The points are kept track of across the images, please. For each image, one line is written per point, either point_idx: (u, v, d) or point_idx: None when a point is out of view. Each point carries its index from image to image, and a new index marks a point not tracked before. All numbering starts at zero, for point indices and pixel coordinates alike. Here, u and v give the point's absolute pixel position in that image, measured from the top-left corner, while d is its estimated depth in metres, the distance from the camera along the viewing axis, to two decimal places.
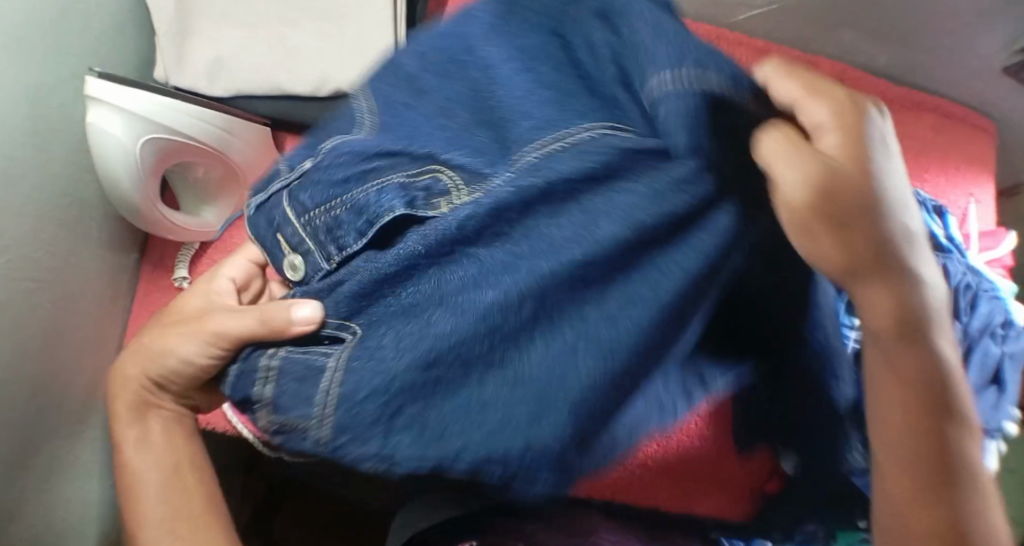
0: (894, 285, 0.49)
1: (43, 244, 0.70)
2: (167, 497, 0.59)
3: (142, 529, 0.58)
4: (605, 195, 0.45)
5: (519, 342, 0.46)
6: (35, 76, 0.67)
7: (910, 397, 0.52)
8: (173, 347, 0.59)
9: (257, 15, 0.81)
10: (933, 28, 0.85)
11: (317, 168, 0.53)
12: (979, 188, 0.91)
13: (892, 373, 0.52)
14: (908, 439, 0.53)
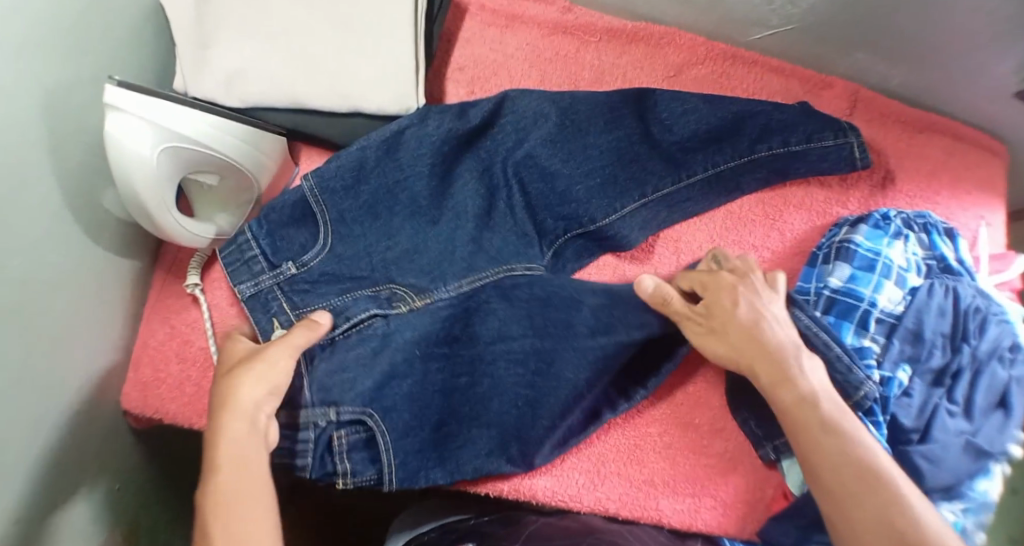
0: (789, 372, 0.71)
1: (57, 244, 0.70)
2: (246, 502, 0.64)
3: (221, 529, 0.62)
4: (555, 303, 0.80)
5: (486, 388, 0.80)
6: (54, 78, 0.67)
7: (825, 458, 0.67)
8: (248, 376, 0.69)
9: (277, 26, 0.82)
10: (946, 51, 0.85)
11: (297, 272, 0.79)
12: (989, 211, 0.92)
13: (809, 441, 0.68)
14: (840, 488, 0.66)
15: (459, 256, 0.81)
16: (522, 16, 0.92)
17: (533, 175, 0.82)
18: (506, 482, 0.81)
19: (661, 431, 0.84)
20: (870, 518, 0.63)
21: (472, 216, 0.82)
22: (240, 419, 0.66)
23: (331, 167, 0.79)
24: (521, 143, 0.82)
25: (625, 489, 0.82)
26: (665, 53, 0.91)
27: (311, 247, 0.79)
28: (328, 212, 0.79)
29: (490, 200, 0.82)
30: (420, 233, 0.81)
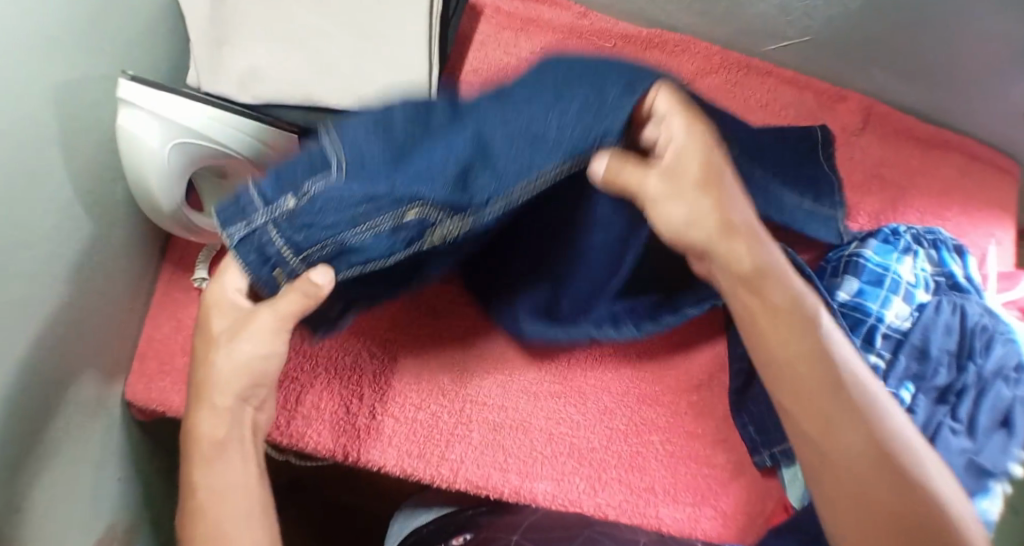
0: (756, 237, 0.65)
1: (67, 237, 0.71)
2: (231, 490, 0.64)
3: (210, 519, 0.63)
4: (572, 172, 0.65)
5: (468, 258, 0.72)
6: (69, 71, 0.68)
7: (796, 369, 0.64)
8: (226, 351, 0.65)
9: (294, 26, 0.82)
10: (961, 68, 0.85)
11: (297, 205, 0.61)
12: (999, 229, 0.91)
13: (791, 352, 0.64)
14: (848, 449, 0.62)
15: (478, 179, 0.60)
16: (538, 20, 0.92)
17: (551, 97, 0.61)
18: (506, 485, 0.82)
19: (664, 439, 0.84)
20: (887, 495, 0.59)
21: (498, 136, 0.60)
22: (215, 420, 0.65)
23: (350, 121, 0.63)
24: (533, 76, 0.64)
25: (625, 496, 0.82)
26: (680, 61, 0.91)
27: (322, 172, 0.61)
28: (343, 142, 0.61)
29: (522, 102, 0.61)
30: (429, 159, 0.60)
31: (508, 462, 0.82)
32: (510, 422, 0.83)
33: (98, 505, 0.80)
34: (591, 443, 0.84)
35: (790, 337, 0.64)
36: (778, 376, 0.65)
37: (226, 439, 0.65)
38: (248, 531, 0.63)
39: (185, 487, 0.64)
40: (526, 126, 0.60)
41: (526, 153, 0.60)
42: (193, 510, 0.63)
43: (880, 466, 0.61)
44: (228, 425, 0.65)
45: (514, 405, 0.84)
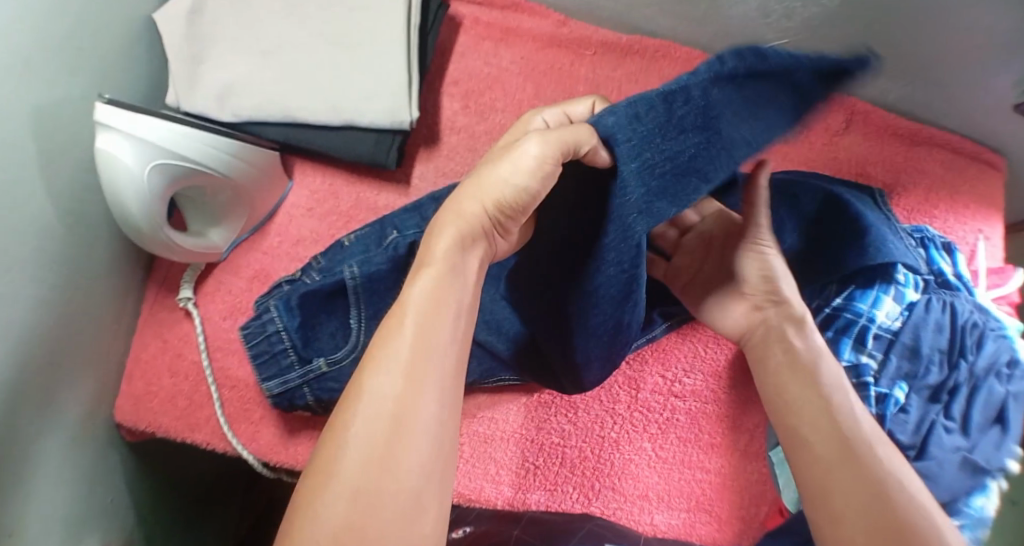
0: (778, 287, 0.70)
1: (47, 259, 0.70)
2: (417, 354, 0.53)
3: (386, 366, 0.52)
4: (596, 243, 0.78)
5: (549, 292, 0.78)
6: (44, 97, 0.67)
7: (794, 393, 0.67)
8: (496, 176, 0.58)
9: (271, 41, 0.82)
10: (941, 66, 0.84)
11: (328, 371, 0.78)
12: (988, 225, 0.91)
13: (784, 374, 0.68)
14: (815, 448, 0.63)
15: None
16: (517, 29, 0.92)
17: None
18: (499, 498, 0.82)
19: (656, 445, 0.83)
20: (858, 488, 0.60)
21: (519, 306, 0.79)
22: (444, 242, 0.57)
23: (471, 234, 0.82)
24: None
25: (619, 504, 0.82)
26: (660, 65, 0.91)
27: (342, 347, 0.79)
28: (363, 314, 0.79)
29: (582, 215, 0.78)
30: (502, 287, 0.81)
31: (500, 474, 0.83)
32: (501, 435, 0.84)
33: (88, 527, 0.79)
34: (583, 452, 0.83)
35: (788, 353, 0.68)
36: (783, 380, 0.68)
37: (433, 316, 0.54)
38: (438, 364, 0.53)
39: (375, 369, 0.52)
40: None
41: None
42: (376, 387, 0.52)
43: (845, 461, 0.61)
44: (424, 339, 0.53)
45: (502, 416, 0.84)
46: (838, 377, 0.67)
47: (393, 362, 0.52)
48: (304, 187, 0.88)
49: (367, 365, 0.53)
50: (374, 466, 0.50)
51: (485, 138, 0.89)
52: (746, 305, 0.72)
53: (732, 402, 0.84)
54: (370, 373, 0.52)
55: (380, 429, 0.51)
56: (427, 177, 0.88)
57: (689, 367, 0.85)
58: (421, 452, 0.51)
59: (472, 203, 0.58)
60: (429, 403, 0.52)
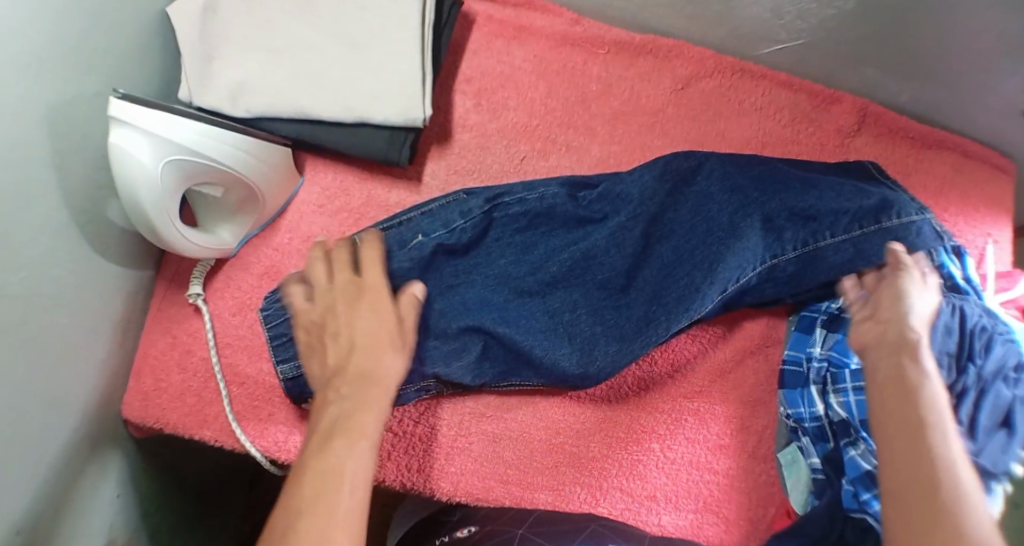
0: (909, 320, 0.70)
1: (60, 255, 0.70)
2: (342, 503, 0.56)
3: (303, 518, 0.55)
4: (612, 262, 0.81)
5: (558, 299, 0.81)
6: (57, 92, 0.67)
7: (903, 450, 0.62)
8: (359, 365, 0.66)
9: (284, 38, 0.81)
10: (954, 69, 0.84)
11: None
12: (997, 228, 0.90)
13: (898, 406, 0.65)
14: (899, 479, 0.61)
15: (576, 333, 0.81)
16: (530, 28, 0.91)
17: (619, 272, 0.81)
18: (508, 497, 0.81)
19: (664, 446, 0.83)
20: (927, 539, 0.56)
21: (535, 313, 0.81)
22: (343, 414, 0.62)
23: (517, 271, 0.81)
24: (582, 239, 0.82)
25: (626, 504, 0.82)
26: (673, 66, 0.91)
27: None
28: None
29: (602, 237, 0.81)
30: (529, 310, 0.81)
31: (507, 474, 0.82)
32: (509, 433, 0.83)
33: (96, 523, 0.79)
34: (590, 452, 0.83)
35: (904, 397, 0.66)
36: (890, 416, 0.65)
37: (344, 478, 0.57)
38: (346, 507, 0.56)
39: (288, 524, 0.55)
40: (605, 280, 0.81)
41: (602, 308, 0.81)
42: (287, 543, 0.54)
43: (928, 508, 0.58)
44: (354, 487, 0.57)
45: (512, 415, 0.84)
46: (946, 418, 0.64)
47: (310, 512, 0.55)
48: (315, 183, 0.87)
49: (280, 523, 0.55)
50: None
51: (497, 137, 0.89)
52: (881, 349, 0.70)
53: (741, 403, 0.85)
54: (280, 532, 0.54)
55: None
56: (439, 175, 0.88)
57: (699, 369, 0.85)
58: None
59: (360, 391, 0.64)
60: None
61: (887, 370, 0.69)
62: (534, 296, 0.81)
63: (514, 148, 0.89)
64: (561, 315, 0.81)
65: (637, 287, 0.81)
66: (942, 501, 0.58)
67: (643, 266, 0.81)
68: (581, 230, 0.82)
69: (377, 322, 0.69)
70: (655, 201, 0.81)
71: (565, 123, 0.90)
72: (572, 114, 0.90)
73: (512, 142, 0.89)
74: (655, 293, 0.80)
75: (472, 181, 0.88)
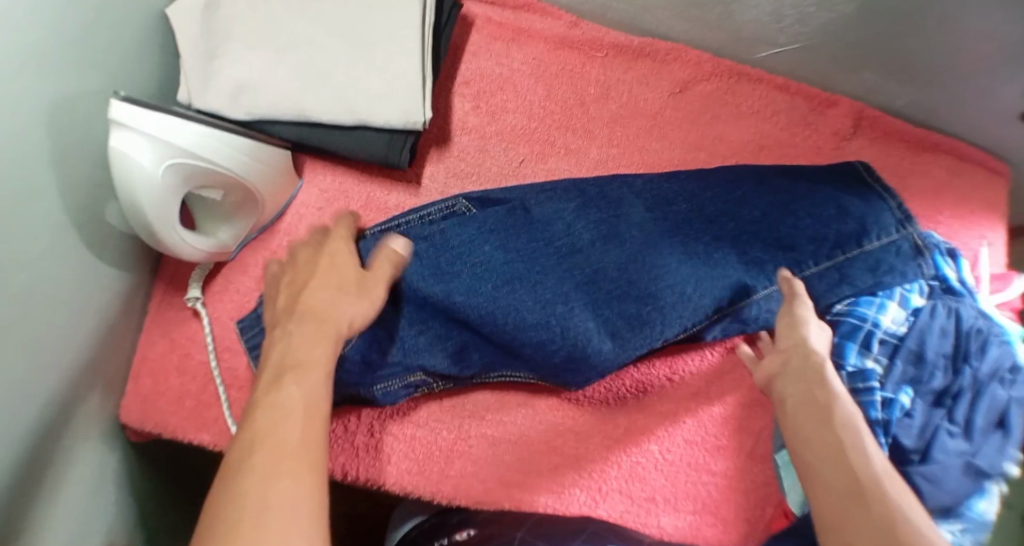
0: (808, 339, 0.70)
1: (58, 259, 0.70)
2: (300, 425, 0.57)
3: (262, 439, 0.55)
4: (613, 262, 0.78)
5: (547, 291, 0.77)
6: (56, 95, 0.67)
7: (824, 454, 0.61)
8: (314, 301, 0.67)
9: (286, 38, 0.81)
10: (951, 72, 0.84)
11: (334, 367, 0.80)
12: (992, 231, 0.90)
13: (805, 413, 0.65)
14: (826, 486, 0.60)
15: (569, 327, 0.76)
16: (529, 30, 0.92)
17: (614, 267, 0.78)
18: (508, 499, 0.81)
19: (664, 448, 0.84)
20: (862, 528, 0.56)
21: (522, 298, 0.77)
22: (297, 341, 0.63)
23: (502, 258, 0.79)
24: (565, 233, 0.80)
25: (626, 506, 0.82)
26: (671, 68, 0.91)
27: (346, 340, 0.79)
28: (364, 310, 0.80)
29: (587, 229, 0.79)
30: (513, 296, 0.77)
31: (508, 476, 0.82)
32: (510, 436, 0.84)
33: (95, 528, 0.78)
34: (590, 454, 0.83)
35: (805, 390, 0.67)
36: (794, 418, 0.66)
37: (299, 405, 0.58)
38: (300, 429, 0.56)
39: (244, 445, 0.55)
40: (593, 276, 0.78)
41: (595, 301, 0.78)
42: (245, 461, 0.54)
43: (848, 500, 0.58)
44: (308, 423, 0.57)
45: (512, 419, 0.84)
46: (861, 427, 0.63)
47: (275, 430, 0.56)
48: (314, 186, 0.88)
49: (237, 447, 0.55)
50: (289, 531, 0.50)
51: (496, 140, 0.89)
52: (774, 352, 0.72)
53: (740, 405, 0.85)
54: (236, 457, 0.55)
55: (257, 495, 0.52)
56: (438, 178, 0.88)
57: (698, 371, 0.85)
58: (302, 512, 0.52)
59: (313, 320, 0.65)
60: (319, 478, 0.55)
61: (784, 369, 0.70)
62: (513, 284, 0.78)
63: (512, 151, 0.89)
64: (555, 304, 0.77)
65: (628, 280, 0.77)
66: (869, 498, 0.57)
67: (636, 262, 0.78)
68: (565, 208, 0.81)
69: (331, 273, 0.70)
70: (649, 205, 0.80)
71: (564, 127, 0.90)
72: (571, 117, 0.90)
73: (510, 145, 0.89)
74: (648, 292, 0.77)
75: (471, 184, 0.88)
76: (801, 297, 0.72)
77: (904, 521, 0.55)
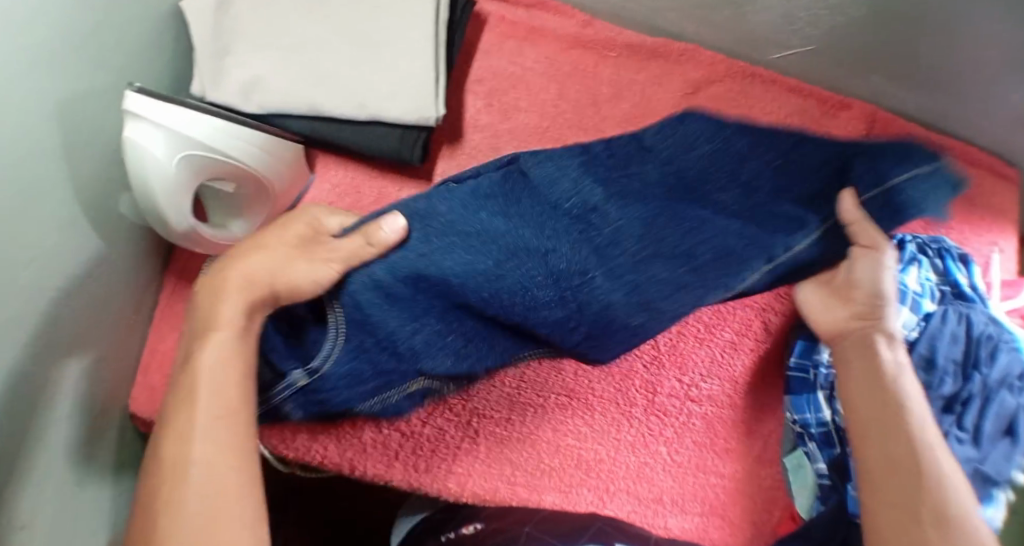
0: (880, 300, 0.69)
1: (70, 249, 0.70)
2: (212, 416, 0.58)
3: (172, 445, 0.57)
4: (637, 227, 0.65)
5: (561, 270, 0.63)
6: (71, 84, 0.67)
7: (872, 422, 0.66)
8: (249, 265, 0.63)
9: (299, 33, 0.81)
10: (964, 78, 0.84)
11: None
12: (1003, 237, 0.91)
13: (857, 376, 0.69)
14: (874, 450, 0.65)
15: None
16: (542, 30, 0.92)
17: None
18: (514, 497, 0.81)
19: (672, 450, 0.83)
20: (913, 501, 0.61)
21: (539, 287, 0.63)
22: (227, 310, 0.61)
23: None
24: (580, 195, 0.64)
25: (633, 506, 0.82)
26: (684, 69, 0.91)
27: None
28: None
29: (596, 188, 0.65)
30: (518, 274, 0.62)
31: (515, 475, 0.82)
32: (517, 435, 0.83)
33: (100, 519, 0.78)
34: (597, 454, 0.83)
35: (869, 359, 0.69)
36: (856, 389, 0.68)
37: (210, 394, 0.58)
38: (217, 423, 0.58)
39: (156, 458, 0.57)
40: (608, 241, 0.64)
41: (619, 266, 0.64)
42: (160, 473, 0.56)
43: (896, 468, 0.63)
44: (220, 398, 0.58)
45: (521, 417, 0.84)
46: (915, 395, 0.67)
47: (183, 436, 0.57)
48: (326, 181, 0.88)
49: (148, 462, 0.58)
50: (209, 513, 0.54)
51: (508, 138, 0.89)
52: (846, 309, 0.71)
53: (749, 407, 0.85)
54: (150, 468, 0.57)
55: (177, 509, 0.55)
56: (449, 175, 0.88)
57: (708, 373, 0.85)
58: (237, 522, 0.55)
59: (228, 285, 0.62)
60: (242, 467, 0.57)
61: (848, 333, 0.71)
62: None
63: (524, 150, 0.89)
64: (570, 279, 0.63)
65: (650, 247, 0.64)
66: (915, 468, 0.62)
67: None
68: (569, 164, 0.65)
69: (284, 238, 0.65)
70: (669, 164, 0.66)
71: (576, 126, 0.90)
72: (583, 116, 0.90)
73: (522, 143, 0.89)
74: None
75: None
76: (883, 249, 0.65)
77: (945, 497, 0.60)
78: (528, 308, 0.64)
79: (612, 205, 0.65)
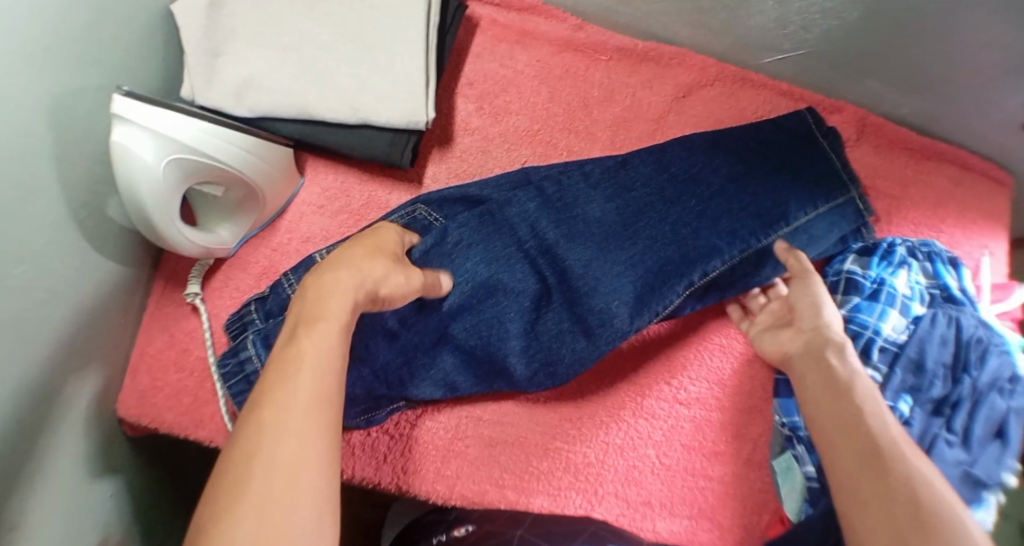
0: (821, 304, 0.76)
1: (59, 252, 0.70)
2: (300, 434, 0.53)
3: (254, 458, 0.52)
4: (582, 261, 0.80)
5: (526, 301, 0.80)
6: (60, 87, 0.67)
7: (854, 433, 0.65)
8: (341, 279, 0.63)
9: (291, 36, 0.81)
10: (955, 82, 0.84)
11: None
12: (993, 241, 0.90)
13: (817, 380, 0.71)
14: (845, 453, 0.65)
15: (541, 331, 0.81)
16: (534, 33, 0.92)
17: (578, 268, 0.80)
18: (502, 501, 0.81)
19: (660, 452, 0.83)
20: (885, 499, 0.60)
21: (510, 320, 0.80)
22: (326, 317, 0.60)
23: (487, 272, 0.80)
24: (539, 231, 0.81)
25: (622, 510, 0.82)
26: (675, 73, 0.91)
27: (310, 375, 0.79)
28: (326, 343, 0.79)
29: (550, 225, 0.81)
30: (495, 309, 0.80)
31: (503, 478, 0.82)
32: (503, 439, 0.83)
33: (89, 521, 0.78)
34: (588, 457, 0.83)
35: (824, 370, 0.71)
36: (814, 397, 0.70)
37: (296, 413, 0.54)
38: (293, 439, 0.53)
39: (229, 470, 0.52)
40: (563, 275, 0.80)
41: (572, 299, 0.80)
42: (231, 487, 0.51)
43: (871, 467, 0.62)
44: (312, 418, 0.55)
45: (510, 420, 0.84)
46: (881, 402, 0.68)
47: (268, 451, 0.52)
48: (316, 184, 0.88)
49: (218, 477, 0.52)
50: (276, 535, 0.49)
51: (498, 141, 0.89)
52: (791, 333, 0.77)
53: (737, 410, 0.84)
54: (219, 481, 0.51)
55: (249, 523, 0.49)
56: (440, 178, 0.88)
57: (693, 375, 0.85)
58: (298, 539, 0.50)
59: (337, 302, 0.62)
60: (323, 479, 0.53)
61: (801, 349, 0.75)
62: (498, 297, 0.80)
63: (515, 153, 0.89)
64: (530, 305, 0.80)
65: (592, 277, 0.80)
66: (891, 467, 0.62)
67: (599, 263, 0.80)
68: (532, 206, 0.82)
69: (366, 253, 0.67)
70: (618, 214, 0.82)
71: (566, 130, 0.90)
72: (574, 119, 0.90)
73: (513, 146, 0.89)
74: (611, 290, 0.79)
75: None
76: (811, 275, 0.77)
77: (924, 493, 0.59)
78: (494, 348, 0.80)
79: (564, 248, 0.80)
